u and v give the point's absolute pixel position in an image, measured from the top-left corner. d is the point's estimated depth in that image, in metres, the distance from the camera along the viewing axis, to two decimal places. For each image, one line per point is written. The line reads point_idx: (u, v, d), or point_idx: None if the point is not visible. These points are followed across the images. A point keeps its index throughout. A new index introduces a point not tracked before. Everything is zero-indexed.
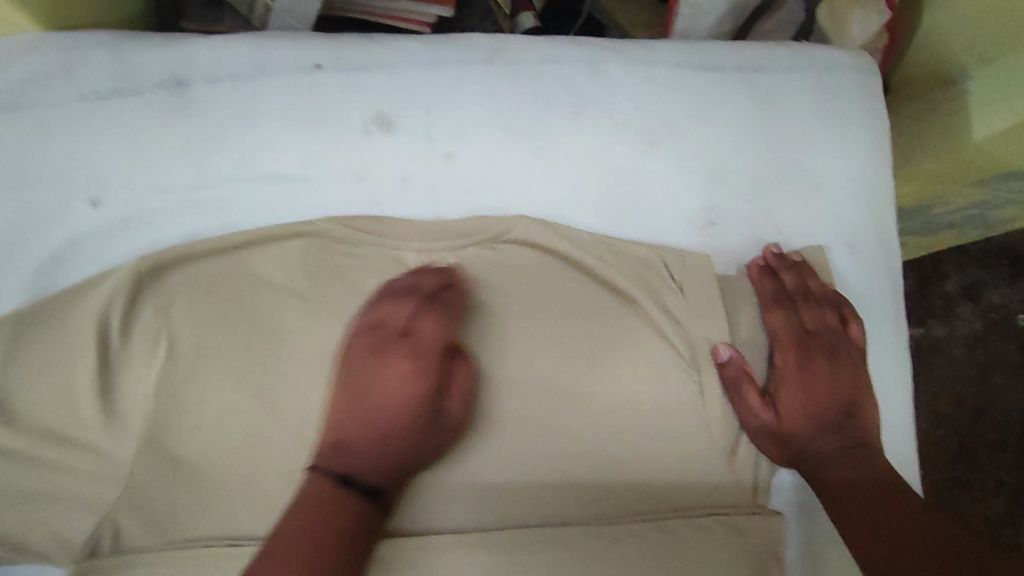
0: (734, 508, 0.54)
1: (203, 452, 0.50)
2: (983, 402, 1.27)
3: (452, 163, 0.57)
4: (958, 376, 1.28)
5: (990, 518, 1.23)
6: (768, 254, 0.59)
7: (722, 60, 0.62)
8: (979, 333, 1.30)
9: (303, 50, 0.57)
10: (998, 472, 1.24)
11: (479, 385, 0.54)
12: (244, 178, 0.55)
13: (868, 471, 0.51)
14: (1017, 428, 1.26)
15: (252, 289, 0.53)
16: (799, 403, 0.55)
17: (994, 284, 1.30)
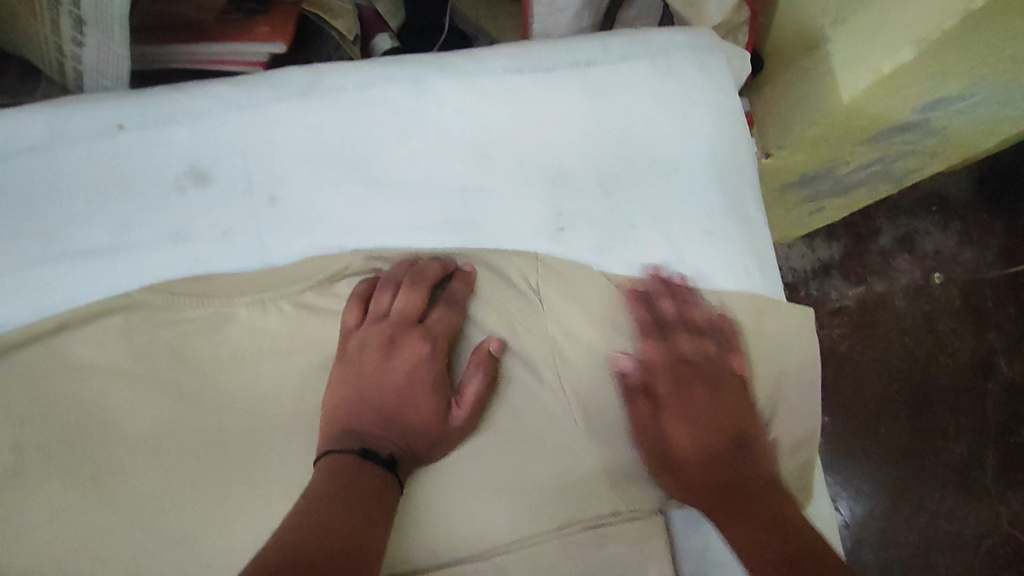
0: (613, 516, 0.53)
1: (34, 559, 0.47)
2: (932, 351, 1.27)
3: (277, 209, 0.54)
4: (905, 328, 1.28)
5: (956, 464, 1.23)
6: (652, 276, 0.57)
7: (553, 59, 0.60)
8: (919, 282, 1.30)
9: (100, 109, 0.53)
10: (955, 418, 1.25)
11: (345, 401, 0.49)
12: (49, 258, 0.51)
13: (756, 522, 0.47)
14: (967, 372, 1.26)
15: (69, 377, 0.49)
16: (681, 417, 0.53)
17: (928, 232, 1.32)
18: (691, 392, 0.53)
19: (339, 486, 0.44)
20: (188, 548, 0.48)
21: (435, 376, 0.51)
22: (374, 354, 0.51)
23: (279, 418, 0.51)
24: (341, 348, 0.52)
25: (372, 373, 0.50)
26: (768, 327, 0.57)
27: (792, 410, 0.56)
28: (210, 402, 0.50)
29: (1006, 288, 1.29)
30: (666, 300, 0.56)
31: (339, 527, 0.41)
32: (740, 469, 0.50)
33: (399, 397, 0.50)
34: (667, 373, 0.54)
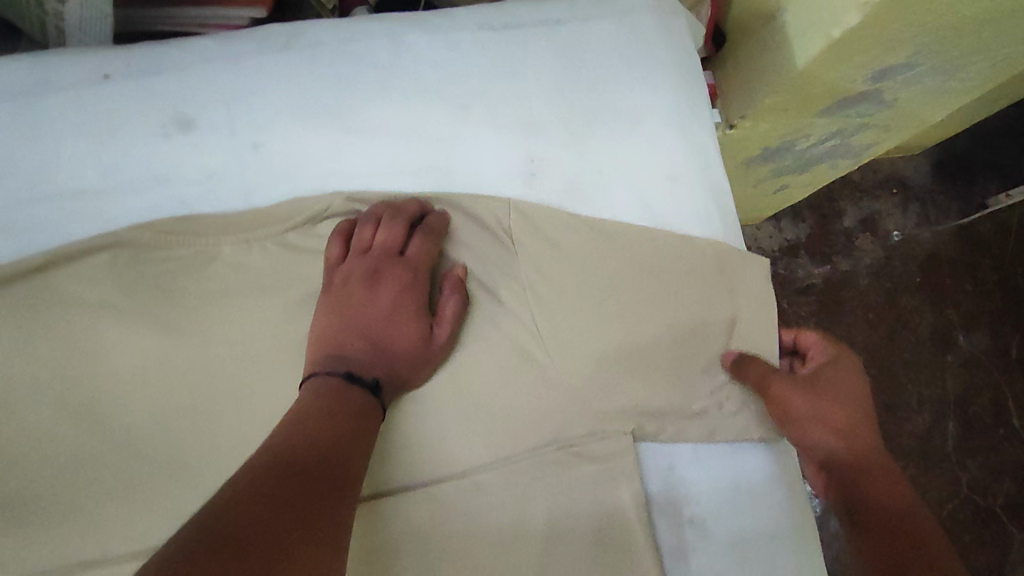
0: (582, 439, 0.56)
1: (27, 485, 0.49)
2: (895, 326, 1.33)
3: (260, 154, 0.57)
4: (869, 305, 1.34)
5: (917, 435, 1.29)
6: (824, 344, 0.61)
7: (524, 18, 0.64)
8: (882, 262, 1.36)
9: (88, 60, 0.55)
10: (918, 391, 1.31)
11: (332, 329, 0.52)
12: (39, 199, 0.53)
13: (894, 495, 0.53)
14: (927, 346, 1.33)
15: (60, 311, 0.51)
16: (834, 393, 0.57)
17: (889, 213, 1.38)
18: (843, 379, 0.59)
19: (316, 414, 0.45)
20: (179, 472, 0.50)
21: (414, 303, 0.54)
22: (361, 287, 0.54)
23: (263, 351, 0.53)
24: (326, 281, 0.55)
25: (357, 304, 0.53)
26: (731, 266, 0.61)
27: (753, 342, 0.60)
28: (198, 334, 0.53)
29: (962, 264, 1.37)
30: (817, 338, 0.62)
31: (323, 448, 0.43)
32: (860, 449, 0.55)
33: (382, 324, 0.53)
34: (849, 369, 0.59)
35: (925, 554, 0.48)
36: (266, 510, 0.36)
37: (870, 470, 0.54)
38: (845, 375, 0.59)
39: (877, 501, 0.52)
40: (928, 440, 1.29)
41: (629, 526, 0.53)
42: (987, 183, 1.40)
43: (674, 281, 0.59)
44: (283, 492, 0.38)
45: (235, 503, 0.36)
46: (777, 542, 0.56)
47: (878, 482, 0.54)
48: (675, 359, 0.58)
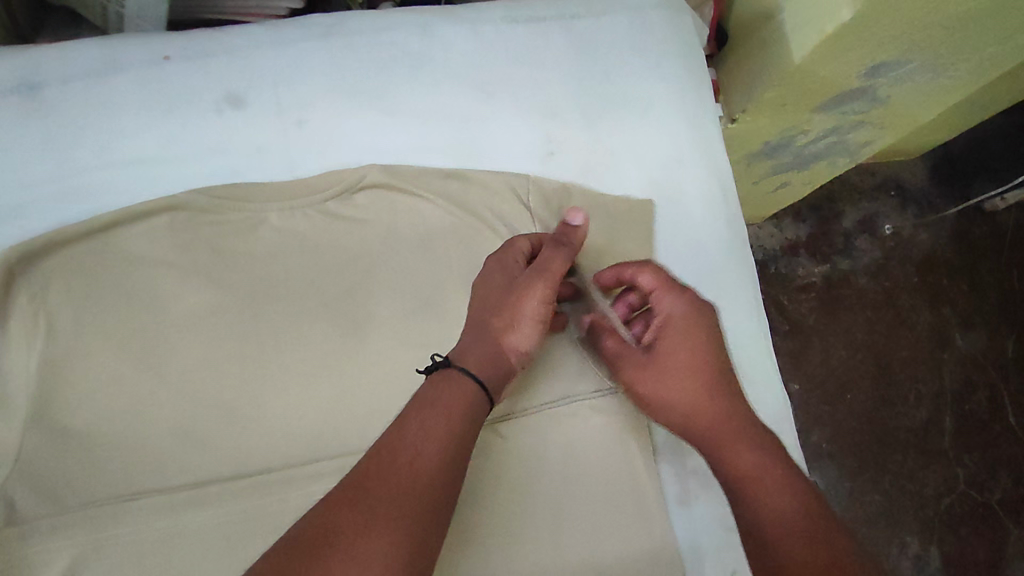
0: (597, 394, 0.61)
1: (91, 420, 0.54)
2: (893, 323, 1.38)
3: (303, 130, 0.62)
4: (867, 304, 1.39)
5: (915, 429, 1.33)
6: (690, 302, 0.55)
7: (543, 12, 0.69)
8: (880, 261, 1.41)
9: (149, 43, 0.61)
10: (915, 386, 1.35)
11: (484, 323, 0.53)
12: (105, 165, 0.58)
13: (757, 462, 0.49)
14: (925, 344, 1.38)
15: (122, 266, 0.57)
16: (664, 363, 0.54)
17: (887, 214, 1.43)
18: (669, 358, 0.54)
19: (426, 425, 0.44)
20: (228, 413, 0.55)
21: (526, 300, 0.53)
22: (503, 277, 0.55)
23: (305, 307, 0.58)
24: (492, 269, 0.56)
25: (493, 289, 0.54)
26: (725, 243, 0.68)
27: (746, 311, 0.66)
28: (246, 289, 0.58)
29: (958, 265, 1.42)
30: (671, 285, 0.55)
31: (419, 430, 0.44)
32: (732, 417, 0.52)
33: (488, 315, 0.53)
34: (681, 330, 0.54)
35: (766, 519, 0.46)
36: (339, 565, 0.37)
37: (737, 433, 0.51)
38: (680, 333, 0.54)
39: (732, 471, 0.50)
40: (925, 434, 1.34)
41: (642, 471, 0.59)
42: (984, 187, 1.45)
43: (672, 253, 0.66)
44: (363, 535, 0.39)
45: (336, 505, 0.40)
46: None
47: (734, 451, 0.50)
48: None
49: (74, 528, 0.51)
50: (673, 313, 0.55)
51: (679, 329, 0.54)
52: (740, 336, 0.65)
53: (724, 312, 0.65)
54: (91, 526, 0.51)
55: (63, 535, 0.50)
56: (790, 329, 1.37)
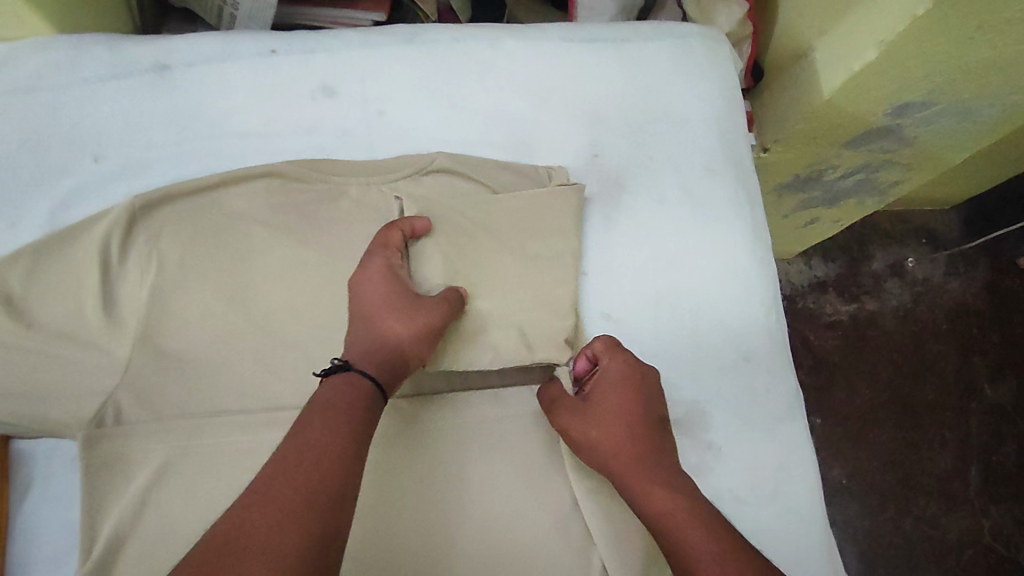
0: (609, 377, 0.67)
1: (189, 346, 0.63)
2: (920, 367, 1.41)
3: (384, 120, 0.72)
4: (893, 345, 1.42)
5: (939, 474, 1.34)
6: (615, 371, 0.63)
7: (597, 35, 0.78)
8: (908, 305, 1.45)
9: (261, 39, 0.72)
10: (940, 431, 1.37)
11: (364, 332, 0.58)
12: (216, 136, 0.69)
13: (671, 499, 0.56)
14: (952, 391, 1.40)
15: (223, 219, 0.66)
16: (601, 418, 0.61)
17: (918, 260, 1.48)
18: (601, 404, 0.62)
19: (331, 425, 0.50)
20: (301, 351, 0.64)
21: (416, 308, 0.60)
22: (400, 283, 0.61)
23: None
24: (369, 267, 0.61)
25: (388, 295, 0.60)
26: (752, 246, 0.74)
27: (768, 309, 0.72)
28: (325, 249, 0.67)
29: (988, 317, 1.45)
30: (614, 354, 0.63)
31: (320, 426, 0.50)
32: (655, 456, 0.59)
33: (379, 321, 0.59)
34: (613, 384, 0.62)
35: (681, 550, 0.54)
36: (257, 569, 0.41)
37: (648, 474, 0.58)
38: (610, 388, 0.62)
39: (646, 508, 0.57)
40: (950, 481, 1.34)
41: None
42: (1017, 242, 1.48)
43: (702, 250, 0.72)
44: (275, 535, 0.43)
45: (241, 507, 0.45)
46: (783, 472, 0.66)
47: (648, 487, 0.58)
48: (702, 311, 0.70)
49: (165, 433, 0.60)
50: (612, 369, 0.63)
51: (617, 390, 0.62)
52: (762, 330, 0.70)
53: (748, 307, 0.71)
54: (182, 433, 0.60)
55: (157, 439, 0.60)
56: (814, 364, 1.40)
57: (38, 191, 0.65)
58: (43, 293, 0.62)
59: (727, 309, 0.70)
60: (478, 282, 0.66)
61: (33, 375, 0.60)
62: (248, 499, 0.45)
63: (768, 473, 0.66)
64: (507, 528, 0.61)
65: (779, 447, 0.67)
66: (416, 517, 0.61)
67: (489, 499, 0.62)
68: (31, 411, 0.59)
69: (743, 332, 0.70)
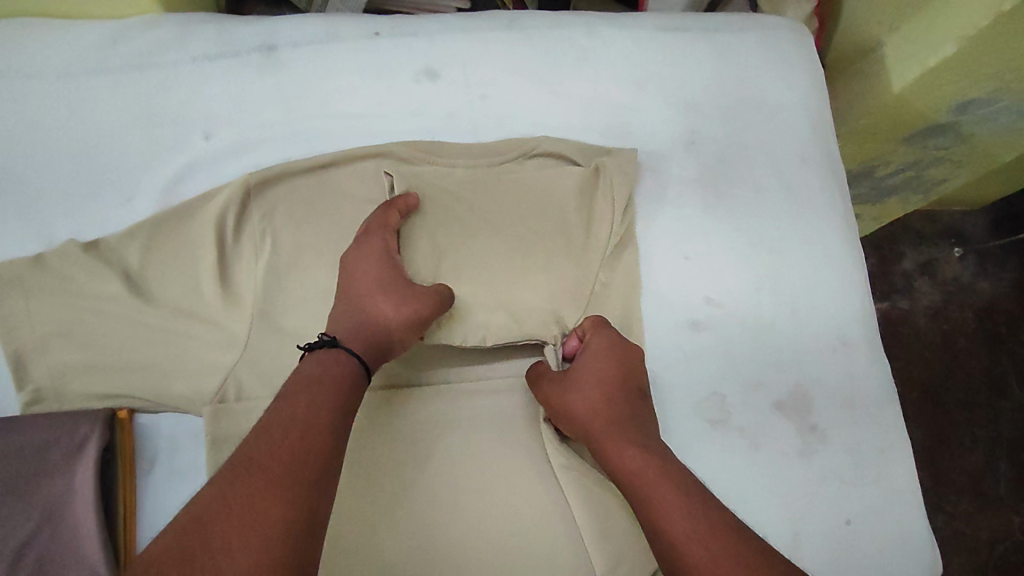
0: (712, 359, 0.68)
1: (304, 323, 0.63)
2: (951, 365, 1.40)
3: (486, 104, 0.73)
4: (925, 344, 1.42)
5: (971, 472, 1.34)
6: (601, 347, 0.63)
7: (689, 24, 0.79)
8: (939, 304, 1.44)
9: (365, 21, 0.73)
10: (972, 429, 1.37)
11: (352, 310, 0.59)
12: (324, 116, 0.70)
13: (646, 461, 0.56)
14: (982, 389, 1.39)
15: (335, 198, 0.67)
16: (583, 385, 0.61)
17: (948, 260, 1.47)
18: (583, 372, 0.62)
19: (311, 401, 0.50)
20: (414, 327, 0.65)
21: (406, 292, 0.60)
22: (394, 266, 0.61)
23: (480, 247, 0.67)
24: (359, 247, 0.62)
25: (380, 277, 0.60)
26: (846, 234, 0.74)
27: (864, 295, 0.72)
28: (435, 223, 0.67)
29: (1019, 317, 1.44)
30: (601, 329, 0.64)
31: (305, 399, 0.49)
32: (634, 420, 0.59)
33: (370, 302, 0.59)
34: (596, 354, 0.63)
35: (655, 505, 0.53)
36: (241, 537, 0.40)
37: (625, 437, 0.58)
38: (593, 359, 0.62)
39: (620, 468, 0.57)
40: (982, 478, 1.34)
41: (765, 423, 0.66)
42: None
43: (798, 236, 0.73)
44: (260, 509, 0.42)
45: (223, 479, 0.43)
46: (885, 455, 0.67)
47: (626, 449, 0.57)
48: (800, 296, 0.71)
49: None
50: (596, 341, 0.63)
51: (601, 361, 0.62)
52: (859, 316, 0.71)
53: (843, 292, 0.72)
54: None
55: None
56: None
57: (150, 169, 0.66)
58: (161, 269, 0.63)
59: (823, 294, 0.71)
60: (585, 262, 0.68)
61: (156, 349, 0.60)
62: (233, 472, 0.44)
63: (869, 453, 0.67)
64: (538, 538, 0.60)
65: (880, 429, 0.67)
66: (474, 505, 0.61)
67: (521, 508, 0.61)
68: (154, 385, 0.59)
69: (840, 317, 0.71)
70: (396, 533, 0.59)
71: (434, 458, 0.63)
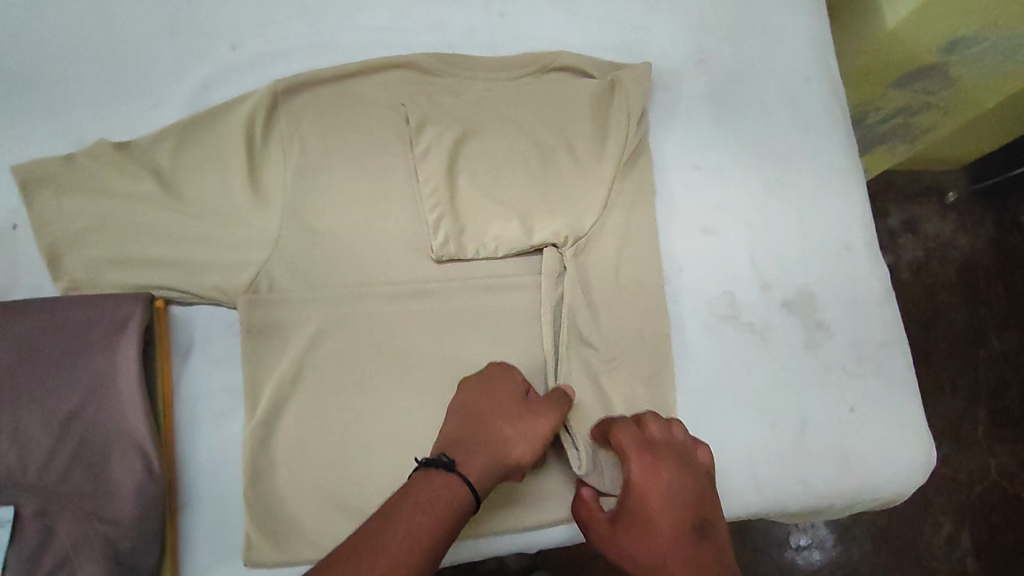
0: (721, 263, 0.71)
1: (332, 222, 0.64)
2: (932, 318, 1.35)
3: (504, 21, 0.75)
4: (909, 298, 1.36)
5: (949, 417, 1.31)
6: (644, 473, 0.57)
7: None
8: (921, 260, 1.39)
9: None
10: (952, 376, 1.32)
11: (467, 430, 0.55)
12: (346, 30, 0.71)
13: None
14: (962, 340, 1.34)
15: (359, 104, 0.68)
16: (636, 530, 0.55)
17: (930, 218, 1.41)
18: (635, 509, 0.56)
19: (412, 534, 0.47)
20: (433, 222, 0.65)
21: (528, 416, 0.57)
22: (514, 386, 0.58)
23: (499, 153, 0.69)
24: (479, 375, 0.59)
25: (503, 400, 0.57)
26: (847, 148, 0.77)
27: (862, 204, 0.76)
28: (459, 123, 0.68)
29: (998, 272, 1.39)
30: (644, 454, 0.58)
31: (403, 516, 0.48)
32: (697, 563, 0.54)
33: (491, 425, 0.56)
34: (645, 486, 0.57)
35: None
36: None
37: None
38: (645, 492, 0.57)
39: None
40: (959, 423, 1.31)
41: (775, 319, 0.70)
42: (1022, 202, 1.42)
43: (801, 149, 0.76)
44: None
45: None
46: (885, 349, 0.71)
47: None
48: (804, 204, 0.74)
49: (316, 302, 0.62)
50: (643, 470, 0.57)
51: (653, 489, 0.57)
52: (859, 224, 0.74)
53: (845, 201, 0.75)
54: (332, 302, 0.62)
55: (310, 306, 0.61)
56: None
57: (176, 76, 0.67)
58: (189, 170, 0.63)
59: (825, 203, 0.74)
60: (603, 168, 0.69)
61: (187, 245, 0.61)
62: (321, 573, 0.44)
63: (871, 346, 0.71)
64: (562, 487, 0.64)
65: (879, 324, 0.72)
66: None
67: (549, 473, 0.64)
68: (187, 279, 0.60)
69: (842, 224, 0.74)
70: (410, 429, 0.60)
71: (459, 355, 0.63)
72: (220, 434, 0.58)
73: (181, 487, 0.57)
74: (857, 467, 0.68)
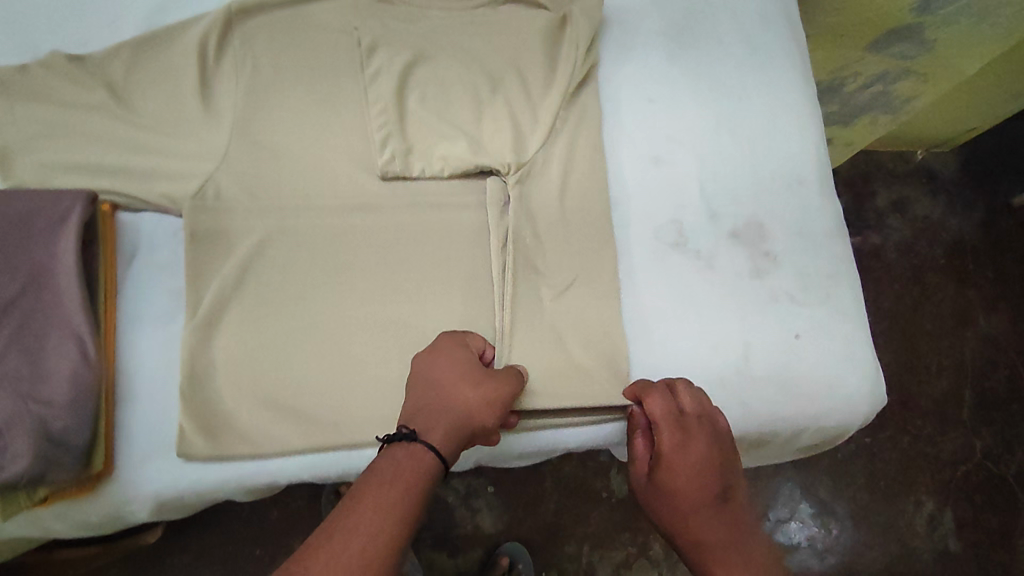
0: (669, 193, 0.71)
1: (281, 137, 0.65)
2: (919, 299, 1.26)
3: None
4: (895, 277, 1.27)
5: (936, 399, 1.22)
6: (675, 445, 0.58)
7: None
8: (910, 240, 1.29)
9: None
10: (939, 357, 1.24)
11: (425, 399, 0.55)
12: None
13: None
14: (949, 320, 1.26)
15: (311, 28, 0.69)
16: (673, 496, 0.57)
17: (919, 198, 1.32)
18: (671, 478, 0.57)
19: (378, 503, 0.47)
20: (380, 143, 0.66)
21: (484, 380, 0.57)
22: (463, 353, 0.58)
23: (449, 78, 0.69)
24: (432, 348, 0.59)
25: (456, 368, 0.57)
26: (803, 85, 0.77)
27: (816, 140, 0.76)
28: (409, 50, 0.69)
29: (987, 254, 1.30)
30: (676, 421, 0.58)
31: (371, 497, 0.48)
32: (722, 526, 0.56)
33: (447, 389, 0.56)
34: (679, 455, 0.57)
35: None
36: None
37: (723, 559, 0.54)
38: (681, 462, 0.57)
39: None
40: (945, 404, 1.22)
41: (720, 247, 0.70)
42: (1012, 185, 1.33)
43: (756, 85, 0.76)
44: None
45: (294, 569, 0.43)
46: (832, 280, 0.71)
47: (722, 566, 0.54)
48: (756, 138, 0.74)
49: (262, 212, 0.63)
50: (675, 441, 0.58)
51: (681, 461, 0.57)
52: (811, 158, 0.75)
53: (797, 136, 0.75)
54: (277, 212, 0.63)
55: (255, 215, 0.63)
56: None
57: None
58: (141, 84, 0.65)
59: (777, 137, 0.75)
60: (552, 98, 0.70)
61: (136, 153, 0.63)
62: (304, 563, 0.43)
63: (817, 276, 0.71)
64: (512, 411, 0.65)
65: (826, 256, 0.72)
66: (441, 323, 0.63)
67: None
68: (135, 185, 0.62)
69: (794, 158, 0.74)
70: (352, 336, 0.61)
71: (401, 270, 0.64)
72: (165, 333, 0.61)
73: (123, 380, 0.59)
74: (801, 394, 0.68)
